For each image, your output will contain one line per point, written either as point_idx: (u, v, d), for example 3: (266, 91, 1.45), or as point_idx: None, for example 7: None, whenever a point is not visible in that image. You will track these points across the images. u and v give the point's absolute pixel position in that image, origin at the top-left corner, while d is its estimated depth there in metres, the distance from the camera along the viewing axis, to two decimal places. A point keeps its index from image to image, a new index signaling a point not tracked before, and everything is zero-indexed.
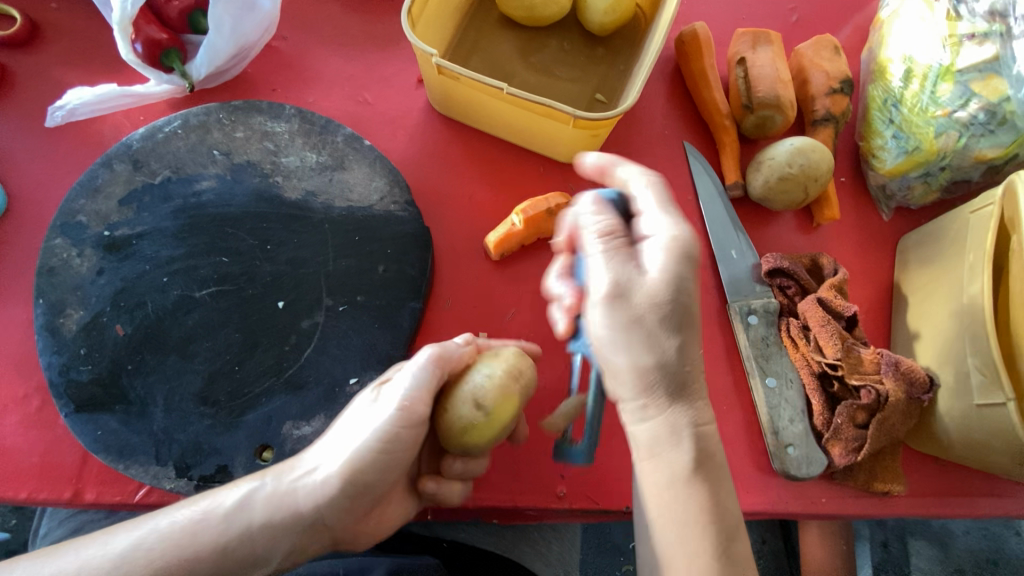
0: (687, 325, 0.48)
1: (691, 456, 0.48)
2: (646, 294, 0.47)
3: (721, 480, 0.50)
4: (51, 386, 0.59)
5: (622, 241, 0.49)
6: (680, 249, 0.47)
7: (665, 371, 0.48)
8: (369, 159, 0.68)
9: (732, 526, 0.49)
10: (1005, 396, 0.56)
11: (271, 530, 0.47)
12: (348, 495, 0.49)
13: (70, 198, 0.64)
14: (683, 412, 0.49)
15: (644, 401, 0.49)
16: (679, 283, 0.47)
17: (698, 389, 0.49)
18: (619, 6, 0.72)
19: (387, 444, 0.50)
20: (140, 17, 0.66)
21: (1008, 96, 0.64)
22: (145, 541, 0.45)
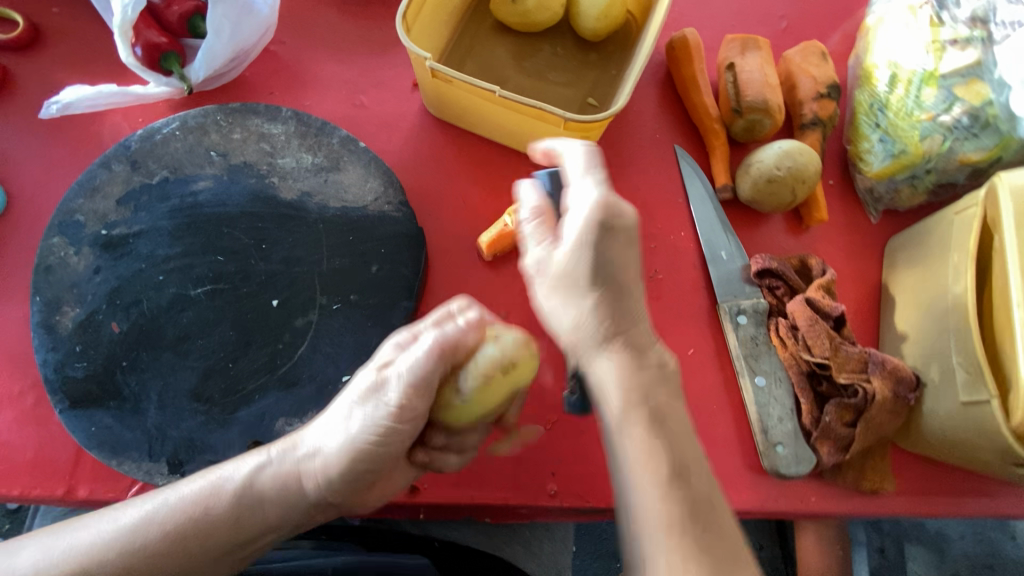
0: (608, 283, 0.50)
1: (618, 402, 0.49)
2: (558, 267, 0.51)
3: (664, 422, 0.48)
4: (47, 382, 0.59)
5: (550, 219, 0.54)
6: (597, 220, 0.49)
7: (589, 329, 0.51)
8: (364, 161, 0.69)
9: (682, 463, 0.46)
10: (988, 394, 0.57)
11: (279, 501, 0.52)
12: (348, 477, 0.52)
13: (68, 197, 0.65)
14: (611, 363, 0.50)
15: (578, 359, 0.53)
16: (586, 252, 0.49)
17: (633, 338, 0.50)
18: (610, 12, 0.74)
19: (383, 436, 0.51)
20: (140, 22, 0.68)
21: (991, 101, 0.65)
22: (155, 515, 0.49)
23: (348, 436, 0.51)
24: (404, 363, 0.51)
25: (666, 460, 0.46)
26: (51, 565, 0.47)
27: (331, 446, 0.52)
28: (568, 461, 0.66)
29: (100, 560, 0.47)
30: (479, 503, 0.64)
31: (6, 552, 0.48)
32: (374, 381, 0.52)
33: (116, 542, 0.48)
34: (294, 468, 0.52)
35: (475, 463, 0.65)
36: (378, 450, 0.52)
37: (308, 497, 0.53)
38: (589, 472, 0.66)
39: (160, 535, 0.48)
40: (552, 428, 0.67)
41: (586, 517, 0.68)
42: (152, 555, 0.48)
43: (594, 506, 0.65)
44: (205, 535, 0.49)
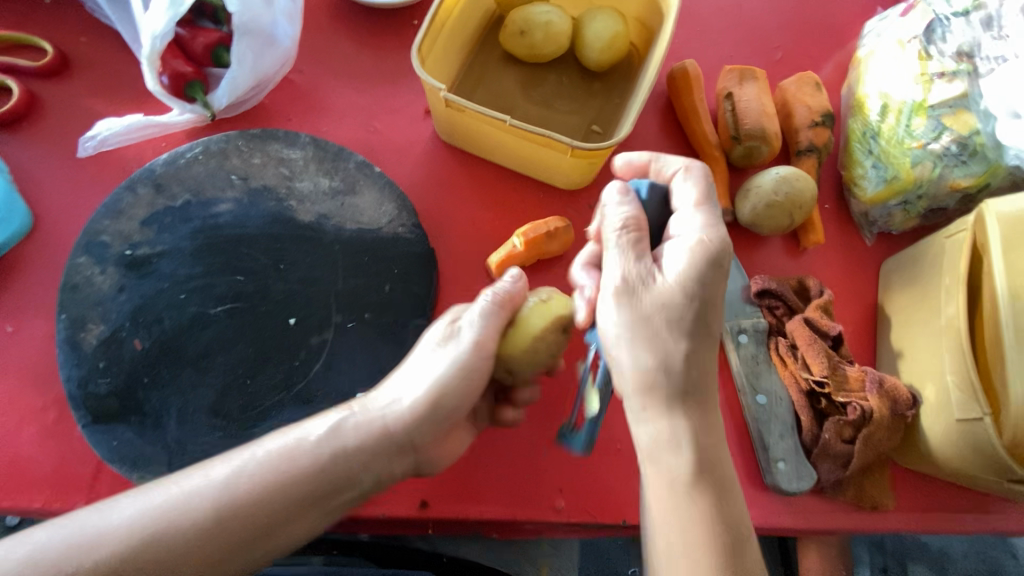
0: (701, 332, 0.52)
1: (689, 463, 0.51)
2: (655, 294, 0.52)
3: (728, 492, 0.51)
4: (70, 398, 0.61)
5: (643, 238, 0.54)
6: (710, 254, 0.52)
7: (669, 372, 0.51)
8: (378, 185, 0.72)
9: (741, 535, 0.50)
10: (981, 411, 0.59)
11: (366, 449, 0.54)
12: (430, 418, 0.56)
13: (94, 218, 0.68)
14: (684, 419, 0.51)
15: (642, 401, 0.52)
16: (694, 288, 0.51)
17: (702, 398, 0.52)
18: (613, 45, 0.77)
19: (459, 371, 0.56)
20: (167, 52, 0.71)
21: (978, 130, 0.68)
22: (245, 468, 0.51)
23: (429, 375, 0.56)
24: (472, 312, 0.58)
25: (730, 531, 0.50)
26: (147, 520, 0.48)
27: (415, 391, 0.55)
28: (576, 477, 0.67)
29: (198, 513, 0.48)
30: (489, 518, 0.66)
31: (99, 512, 0.49)
32: (448, 330, 0.57)
33: (210, 494, 0.49)
34: (377, 416, 0.55)
35: (484, 479, 0.67)
36: (463, 386, 0.56)
37: (390, 442, 0.55)
38: (597, 488, 0.67)
39: (252, 485, 0.50)
40: (559, 444, 0.68)
41: (592, 533, 0.70)
42: (244, 506, 0.49)
43: (601, 522, 0.66)
44: (293, 484, 0.51)
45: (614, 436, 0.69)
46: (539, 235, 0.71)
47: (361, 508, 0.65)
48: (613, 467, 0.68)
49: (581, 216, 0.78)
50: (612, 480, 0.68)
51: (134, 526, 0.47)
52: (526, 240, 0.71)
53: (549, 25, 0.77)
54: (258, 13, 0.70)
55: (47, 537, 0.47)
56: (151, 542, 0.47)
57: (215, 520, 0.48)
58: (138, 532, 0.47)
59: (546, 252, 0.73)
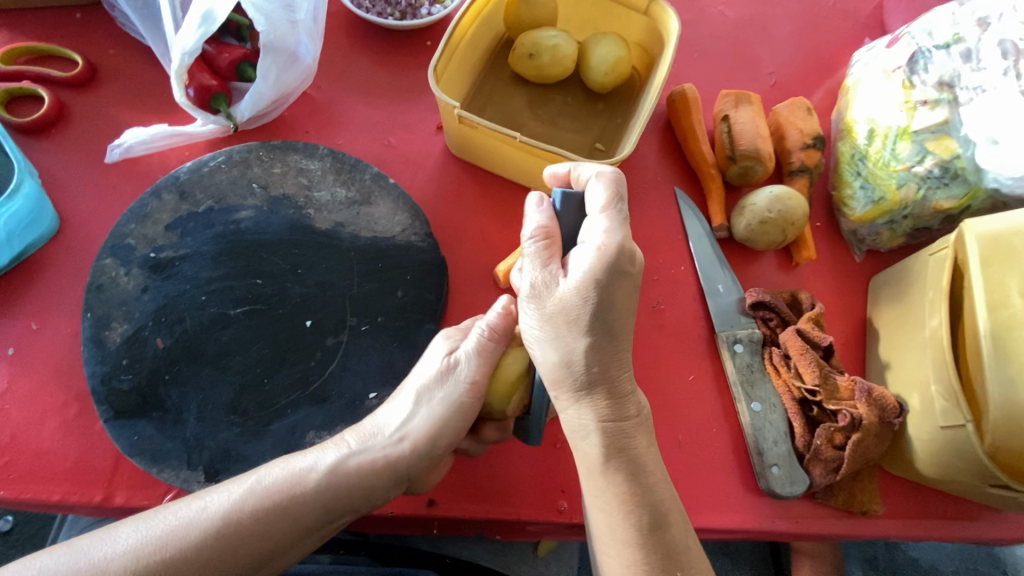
0: (603, 333, 0.54)
1: (600, 449, 0.55)
2: (558, 299, 0.53)
3: (642, 473, 0.56)
4: (94, 394, 0.64)
5: (553, 243, 0.55)
6: (607, 261, 0.52)
7: (573, 369, 0.54)
8: (393, 196, 0.76)
9: (659, 515, 0.55)
10: (963, 419, 0.63)
11: (365, 484, 0.57)
12: (428, 454, 0.60)
13: (121, 222, 0.71)
14: (593, 409, 0.55)
15: (556, 393, 0.56)
16: (591, 293, 0.52)
17: (614, 388, 0.55)
18: (617, 68, 0.82)
19: (457, 409, 0.60)
20: (195, 66, 0.74)
21: (959, 154, 0.73)
22: (247, 501, 0.53)
23: (430, 415, 0.60)
24: (469, 344, 0.61)
25: (646, 511, 0.54)
26: (149, 548, 0.50)
27: (414, 433, 0.59)
28: (577, 479, 0.70)
29: (197, 541, 0.51)
30: (494, 519, 0.68)
31: (103, 538, 0.51)
32: (445, 364, 0.61)
33: (209, 528, 0.51)
34: (378, 453, 0.58)
35: (489, 480, 0.69)
36: (456, 420, 0.60)
37: (391, 475, 0.58)
38: None
39: (252, 516, 0.53)
40: (561, 448, 0.71)
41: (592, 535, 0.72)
42: (245, 536, 0.52)
43: None
44: (295, 514, 0.54)
45: None
46: None
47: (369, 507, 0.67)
48: None
49: None
50: None
51: (137, 554, 0.50)
52: None
53: (557, 48, 0.81)
54: (283, 32, 0.73)
55: (53, 562, 0.49)
56: (155, 569, 0.49)
57: (215, 551, 0.51)
58: (141, 560, 0.49)
59: None
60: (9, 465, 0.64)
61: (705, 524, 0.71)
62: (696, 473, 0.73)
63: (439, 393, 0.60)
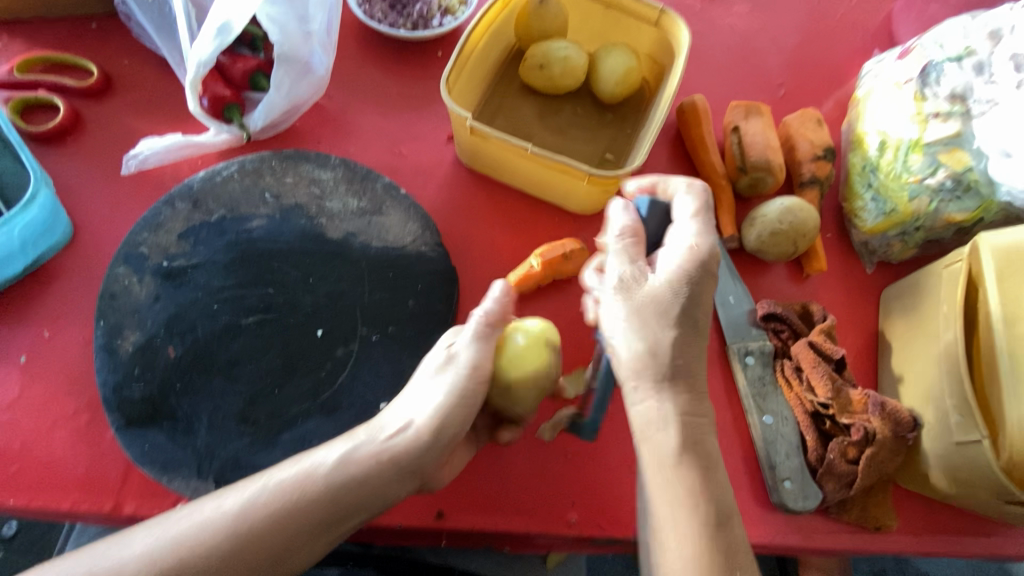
0: (687, 324, 0.55)
1: (678, 440, 0.54)
2: (650, 291, 0.55)
3: (712, 469, 0.54)
4: (105, 402, 0.64)
5: (640, 243, 0.57)
6: (699, 259, 0.55)
7: (655, 359, 0.54)
8: (404, 206, 0.76)
9: (725, 510, 0.53)
10: (979, 434, 0.62)
11: (374, 476, 0.56)
12: (436, 445, 0.58)
13: (135, 231, 0.71)
14: (672, 401, 0.54)
15: (634, 385, 0.55)
16: (684, 288, 0.54)
17: (686, 383, 0.55)
18: (627, 79, 0.82)
19: (460, 395, 0.59)
20: (209, 77, 0.75)
21: (971, 167, 0.72)
22: (257, 499, 0.53)
23: (433, 402, 0.59)
24: (466, 336, 0.62)
25: (713, 507, 0.52)
26: (164, 552, 0.50)
27: (418, 423, 0.58)
28: (588, 491, 0.69)
29: (210, 543, 0.50)
30: (503, 531, 0.67)
31: (118, 544, 0.51)
32: (444, 356, 0.61)
33: (223, 527, 0.51)
34: (384, 444, 0.57)
35: (498, 491, 0.69)
36: (461, 411, 0.59)
37: (397, 468, 0.56)
38: (609, 502, 0.69)
39: (262, 515, 0.52)
40: (571, 459, 0.71)
41: (601, 549, 0.72)
42: (257, 535, 0.51)
43: (613, 536, 0.68)
44: (304, 512, 0.53)
45: (624, 454, 0.71)
46: (556, 256, 0.75)
47: (378, 517, 0.66)
48: (624, 482, 0.70)
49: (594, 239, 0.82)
50: (622, 494, 0.70)
51: (152, 558, 0.50)
52: (543, 260, 0.75)
53: (567, 59, 0.81)
54: (296, 43, 0.74)
55: (69, 568, 0.49)
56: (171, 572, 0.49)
57: (228, 553, 0.50)
58: (156, 565, 0.49)
59: (562, 272, 0.77)
60: (19, 474, 0.64)
61: None
62: None
63: (438, 381, 0.60)
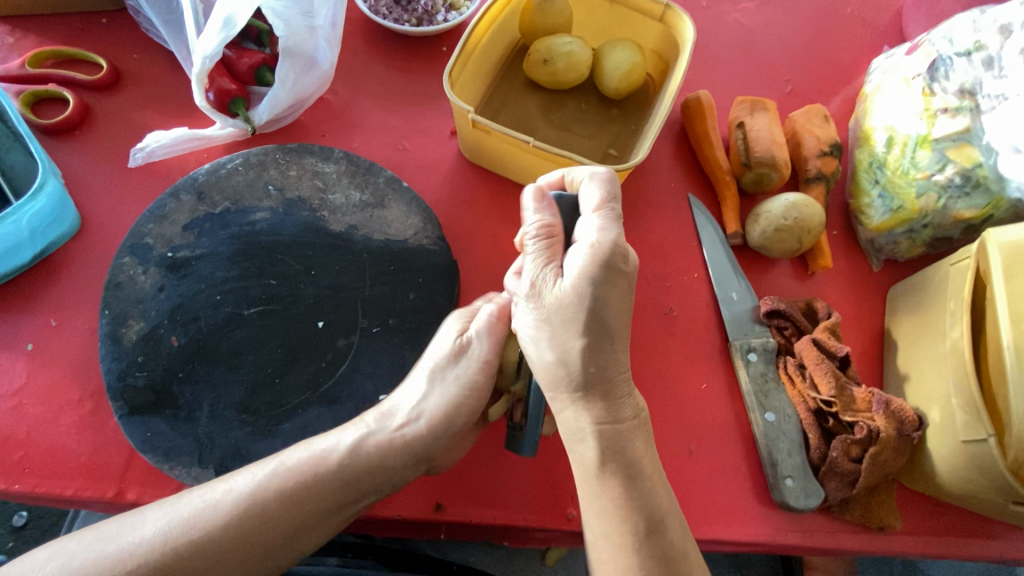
0: (602, 331, 0.53)
1: (597, 453, 0.54)
2: (558, 296, 0.53)
3: (637, 477, 0.54)
4: (109, 389, 0.65)
5: (553, 243, 0.56)
6: (601, 256, 0.52)
7: (570, 372, 0.53)
8: (406, 199, 0.76)
9: (654, 519, 0.53)
10: (985, 432, 0.61)
11: (386, 462, 0.57)
12: (445, 432, 0.59)
13: (140, 222, 0.72)
14: (590, 412, 0.54)
15: (554, 394, 0.55)
16: (587, 291, 0.52)
17: (613, 390, 0.54)
18: (631, 75, 0.82)
19: (468, 390, 0.60)
20: (215, 70, 0.75)
21: (981, 163, 0.71)
22: (270, 483, 0.54)
23: (444, 395, 0.59)
24: (479, 323, 0.61)
25: (642, 517, 0.53)
26: (174, 531, 0.51)
27: (429, 410, 0.59)
28: None
29: (224, 523, 0.52)
30: (501, 524, 0.67)
31: (131, 522, 0.52)
32: (457, 344, 0.60)
33: (236, 509, 0.52)
34: (396, 433, 0.58)
35: (496, 486, 0.68)
36: (471, 402, 0.60)
37: (409, 455, 0.58)
38: None
39: (276, 497, 0.54)
40: (570, 453, 0.70)
41: None
42: (269, 517, 0.53)
43: None
44: (319, 493, 0.55)
45: None
46: None
47: (376, 508, 0.67)
48: None
49: None
50: None
51: (165, 538, 0.51)
52: None
53: (571, 54, 0.81)
54: (301, 38, 0.74)
55: (83, 548, 0.50)
56: (183, 552, 0.50)
57: (240, 533, 0.52)
58: (169, 545, 0.50)
59: None
60: (24, 459, 0.65)
61: (716, 535, 0.69)
62: (705, 484, 0.72)
63: (452, 372, 0.60)
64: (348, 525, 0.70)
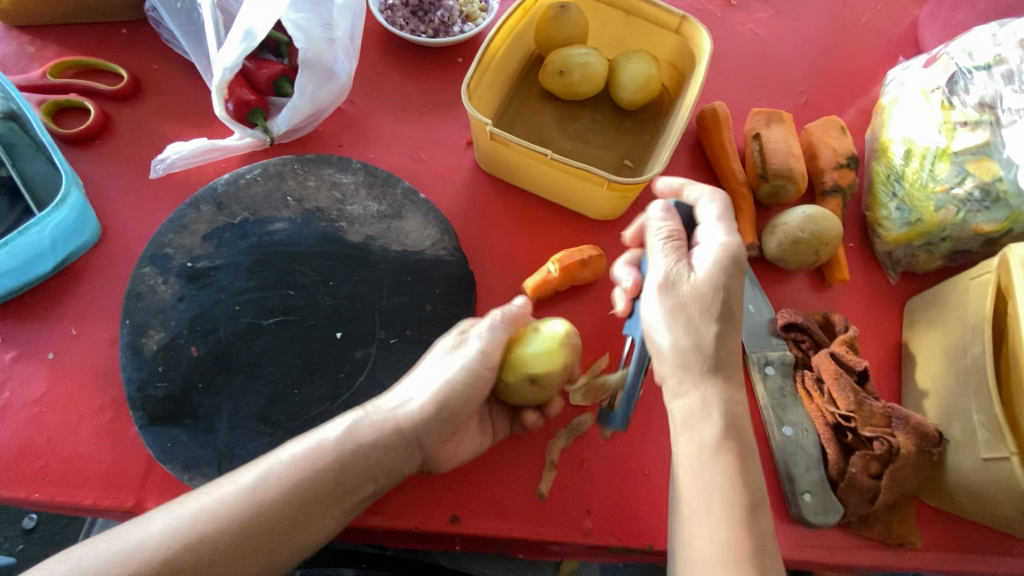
0: (726, 318, 0.56)
1: (717, 429, 0.55)
2: (693, 286, 0.56)
3: (749, 456, 0.55)
4: (130, 400, 0.65)
5: (681, 242, 0.59)
6: (732, 256, 0.57)
7: (698, 356, 0.56)
8: (424, 210, 0.77)
9: (757, 498, 0.53)
10: (1008, 451, 0.61)
11: (380, 446, 0.58)
12: (438, 417, 0.60)
13: (160, 232, 0.72)
14: (714, 391, 0.56)
15: (678, 378, 0.57)
16: (721, 283, 0.56)
17: (730, 372, 0.57)
18: (647, 86, 0.82)
19: (467, 380, 0.60)
20: (235, 81, 0.77)
21: (1001, 177, 0.71)
22: (272, 470, 0.54)
23: (438, 380, 0.60)
24: (482, 325, 0.63)
25: (746, 493, 0.53)
26: (182, 526, 0.50)
27: (422, 395, 0.60)
28: (604, 500, 0.69)
29: (230, 514, 0.51)
30: (517, 537, 0.67)
31: (138, 525, 0.51)
32: (456, 339, 0.63)
33: (240, 499, 0.52)
34: (389, 415, 0.59)
35: (513, 498, 0.68)
36: (468, 386, 0.60)
37: (401, 438, 0.59)
38: (626, 509, 0.69)
39: (278, 486, 0.53)
40: (586, 466, 0.70)
41: (615, 558, 0.71)
42: (274, 507, 0.53)
43: (628, 545, 0.67)
44: (319, 480, 0.55)
45: (642, 462, 0.71)
46: (574, 263, 0.74)
47: (393, 518, 0.67)
48: (641, 491, 0.70)
49: (613, 246, 0.81)
50: (638, 502, 0.69)
51: (173, 533, 0.50)
52: (562, 266, 0.74)
53: (587, 66, 0.81)
54: (321, 49, 0.75)
55: (91, 552, 0.48)
56: (191, 545, 0.49)
57: (246, 523, 0.51)
58: (178, 538, 0.49)
59: (579, 278, 0.76)
60: (45, 468, 0.65)
61: None
62: None
63: (449, 360, 0.61)
64: (364, 536, 0.70)
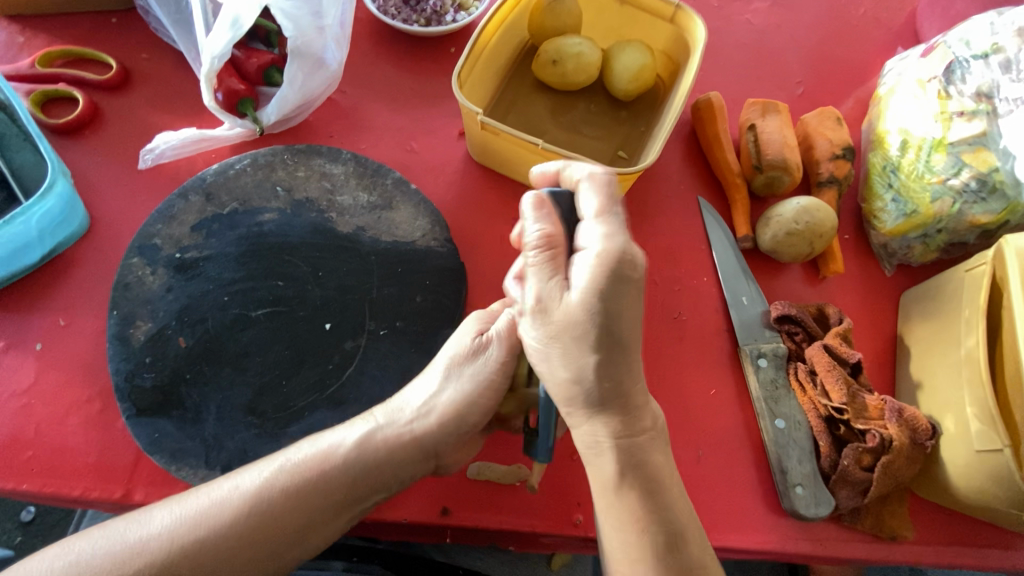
0: (612, 342, 0.49)
1: (616, 467, 0.54)
2: (565, 312, 0.49)
3: (657, 491, 0.54)
4: (117, 390, 0.65)
5: (558, 252, 0.50)
6: (610, 268, 0.48)
7: (585, 387, 0.51)
8: (414, 201, 0.76)
9: (674, 533, 0.53)
10: (1001, 443, 0.60)
11: (393, 459, 0.57)
12: (453, 430, 0.59)
13: (148, 223, 0.72)
14: (606, 426, 0.53)
15: (568, 409, 0.54)
16: (597, 303, 0.48)
17: (629, 404, 0.53)
18: (641, 76, 0.81)
19: (483, 388, 0.59)
20: (224, 71, 0.76)
21: (997, 168, 0.70)
22: (277, 479, 0.54)
23: (458, 392, 0.59)
24: (501, 325, 0.60)
25: (663, 529, 0.53)
26: (184, 528, 0.51)
27: (439, 407, 0.59)
28: (594, 492, 0.69)
29: (231, 520, 0.51)
30: (507, 529, 0.67)
31: (136, 521, 0.51)
32: (474, 343, 0.60)
33: (243, 505, 0.52)
34: (405, 427, 0.58)
35: (505, 490, 0.68)
36: (484, 399, 0.59)
37: (417, 451, 0.58)
38: None
39: (283, 494, 0.53)
40: (578, 459, 0.70)
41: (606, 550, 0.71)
42: (278, 514, 0.53)
43: None
44: (326, 492, 0.55)
45: None
46: None
47: (383, 511, 0.66)
48: None
49: None
50: None
51: (172, 535, 0.50)
52: None
53: (580, 56, 0.80)
54: (310, 38, 0.74)
55: (88, 547, 0.49)
56: (191, 549, 0.50)
57: (247, 530, 0.52)
58: (177, 541, 0.50)
59: None
60: (32, 459, 0.65)
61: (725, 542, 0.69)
62: (715, 490, 0.71)
63: (467, 370, 0.59)
64: (354, 528, 0.69)
